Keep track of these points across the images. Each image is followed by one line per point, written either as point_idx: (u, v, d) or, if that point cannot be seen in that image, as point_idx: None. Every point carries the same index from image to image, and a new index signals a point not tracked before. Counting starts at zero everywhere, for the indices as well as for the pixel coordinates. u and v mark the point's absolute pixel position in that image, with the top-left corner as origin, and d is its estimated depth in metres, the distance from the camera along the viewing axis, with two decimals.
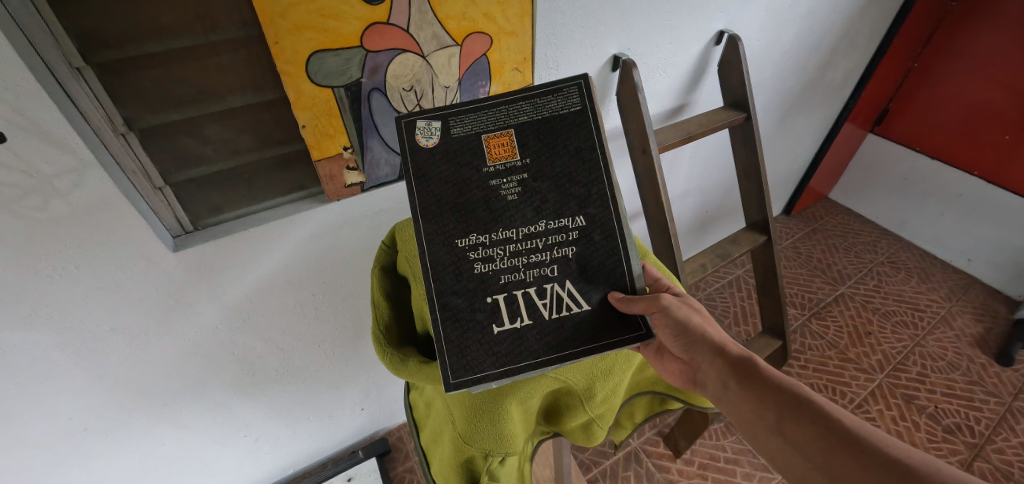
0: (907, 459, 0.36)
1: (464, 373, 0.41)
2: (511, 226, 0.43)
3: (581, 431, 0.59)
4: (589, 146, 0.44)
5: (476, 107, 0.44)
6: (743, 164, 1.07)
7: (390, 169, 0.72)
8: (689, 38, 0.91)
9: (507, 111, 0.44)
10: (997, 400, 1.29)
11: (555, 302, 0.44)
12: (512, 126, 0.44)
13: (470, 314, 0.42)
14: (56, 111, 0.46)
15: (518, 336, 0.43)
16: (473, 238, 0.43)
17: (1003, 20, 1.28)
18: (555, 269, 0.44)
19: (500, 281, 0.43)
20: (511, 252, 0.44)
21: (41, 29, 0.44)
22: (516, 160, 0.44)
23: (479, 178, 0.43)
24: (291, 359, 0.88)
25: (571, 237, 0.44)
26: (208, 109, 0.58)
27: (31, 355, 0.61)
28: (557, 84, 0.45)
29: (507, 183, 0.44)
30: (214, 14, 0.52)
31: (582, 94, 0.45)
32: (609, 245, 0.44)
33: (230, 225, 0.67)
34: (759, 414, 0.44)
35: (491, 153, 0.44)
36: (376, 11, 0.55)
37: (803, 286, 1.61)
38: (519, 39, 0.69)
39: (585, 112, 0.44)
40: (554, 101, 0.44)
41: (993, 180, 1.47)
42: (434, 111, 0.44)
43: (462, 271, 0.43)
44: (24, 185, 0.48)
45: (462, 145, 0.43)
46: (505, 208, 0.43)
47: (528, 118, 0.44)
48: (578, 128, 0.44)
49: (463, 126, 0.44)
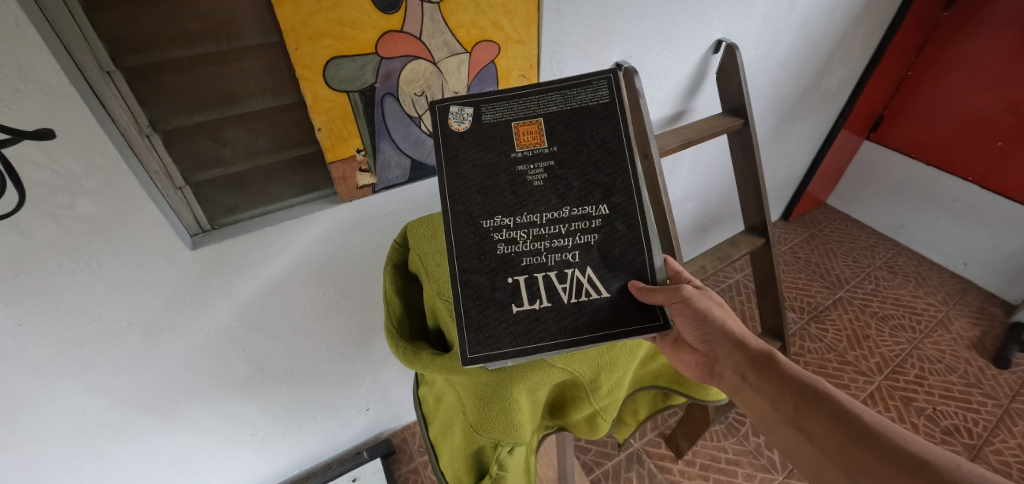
0: (926, 455, 0.38)
1: (482, 348, 0.44)
2: (535, 211, 0.46)
3: (586, 425, 0.61)
4: (615, 137, 0.46)
5: (508, 96, 0.46)
6: (742, 168, 1.10)
7: (401, 170, 0.74)
8: (688, 46, 0.94)
9: (538, 101, 0.46)
10: (995, 402, 1.31)
11: (574, 287, 0.46)
12: (541, 116, 0.46)
13: (491, 293, 0.45)
14: (86, 112, 0.48)
15: (537, 317, 0.45)
16: (497, 220, 0.45)
17: (993, 29, 1.32)
18: (577, 255, 0.46)
19: (521, 262, 0.46)
20: (534, 235, 0.46)
21: (74, 32, 0.46)
22: (543, 147, 0.46)
23: (508, 163, 0.46)
24: (301, 358, 0.90)
25: (594, 224, 0.46)
26: (228, 113, 0.61)
27: (54, 350, 0.63)
28: (588, 77, 0.47)
29: (534, 169, 0.46)
30: (237, 22, 0.55)
31: (610, 88, 0.47)
32: (632, 234, 0.46)
33: (246, 225, 0.69)
34: (777, 407, 0.46)
35: (520, 140, 0.46)
36: (391, 20, 0.58)
37: (802, 290, 1.63)
38: (526, 47, 0.72)
39: (613, 105, 0.46)
40: (583, 94, 0.47)
41: (988, 186, 1.50)
42: (467, 98, 0.46)
43: (485, 251, 0.45)
44: (53, 183, 0.50)
45: (494, 131, 0.46)
46: (530, 194, 0.46)
47: (558, 108, 0.46)
48: (605, 120, 0.46)
49: (494, 113, 0.46)
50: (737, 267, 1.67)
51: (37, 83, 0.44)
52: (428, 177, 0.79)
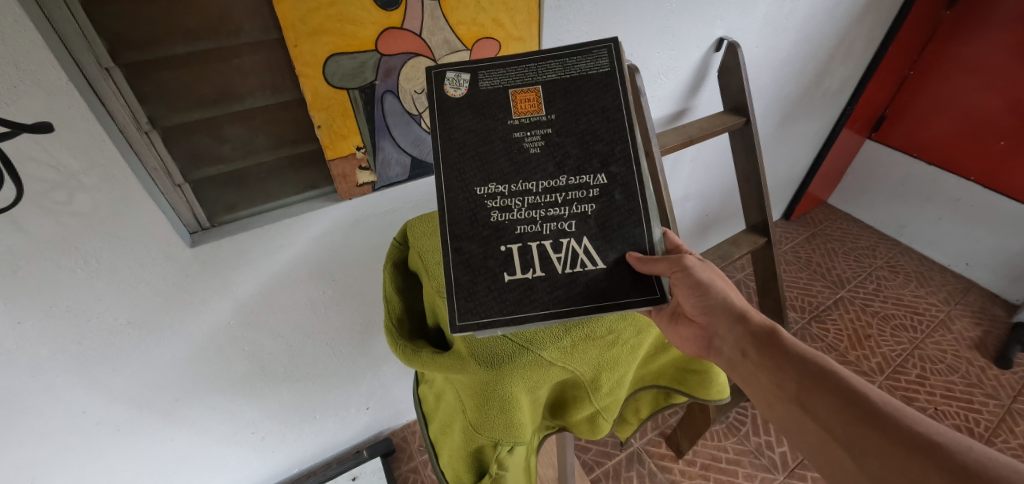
0: (935, 435, 0.37)
1: (470, 317, 0.43)
2: (531, 179, 0.45)
3: (586, 424, 0.60)
4: (616, 106, 0.46)
5: (507, 64, 0.46)
6: (743, 167, 1.09)
7: (401, 168, 0.74)
8: (690, 45, 0.94)
9: (536, 69, 0.46)
10: (997, 402, 1.30)
11: (569, 258, 0.45)
12: (539, 84, 0.46)
13: (483, 261, 0.45)
14: (85, 108, 0.48)
15: (529, 286, 0.45)
16: (492, 187, 0.45)
17: (996, 28, 1.32)
18: (572, 225, 0.46)
19: (515, 231, 0.45)
20: (530, 204, 0.45)
21: (72, 27, 0.46)
22: (541, 115, 0.46)
23: (504, 129, 0.46)
24: (301, 357, 0.90)
25: (591, 194, 0.45)
26: (227, 110, 0.60)
27: (53, 347, 0.63)
28: (588, 46, 0.47)
29: (531, 136, 0.46)
30: (236, 18, 0.54)
31: (611, 56, 0.46)
32: (630, 205, 0.45)
33: (245, 222, 0.69)
34: (780, 382, 0.46)
35: (517, 107, 0.46)
36: (391, 16, 0.58)
37: (803, 290, 1.63)
38: (526, 45, 0.72)
39: (614, 74, 0.46)
40: (583, 62, 0.46)
41: (990, 185, 1.49)
42: (465, 65, 0.46)
43: (478, 218, 0.45)
44: (51, 179, 0.50)
45: (491, 98, 0.46)
46: (527, 161, 0.45)
47: (556, 77, 0.46)
48: (605, 89, 0.46)
49: (491, 80, 0.46)
50: (738, 266, 1.68)
51: (35, 79, 0.44)
52: (429, 175, 0.79)
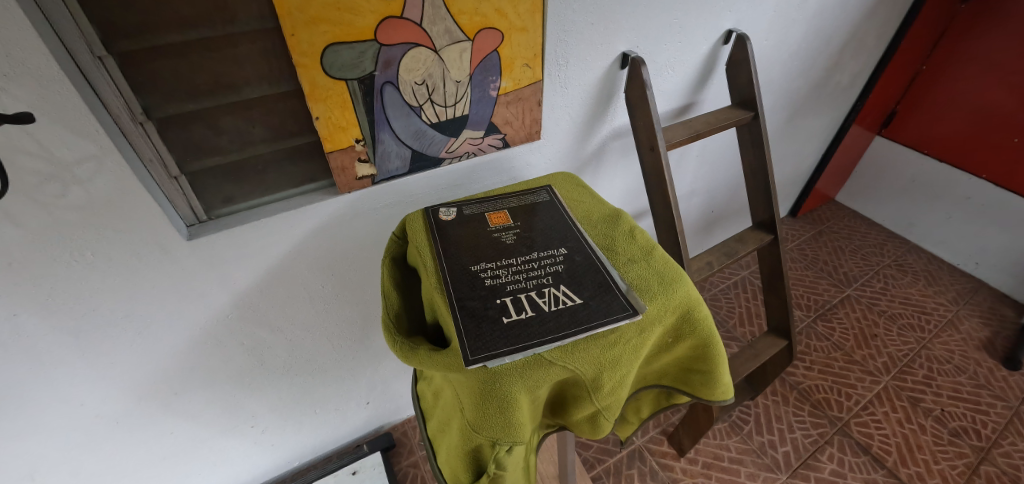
0: None
1: (480, 351, 0.46)
2: (512, 256, 0.58)
3: (588, 424, 0.59)
4: (555, 207, 0.67)
5: (481, 202, 0.69)
6: (750, 162, 1.08)
7: (401, 161, 0.73)
8: (697, 38, 0.92)
9: (502, 202, 0.69)
10: (1005, 404, 1.29)
11: (552, 299, 0.53)
12: (504, 209, 0.67)
13: (483, 311, 0.51)
14: (77, 98, 0.47)
15: (524, 323, 0.50)
16: (484, 264, 0.57)
17: (1011, 22, 1.28)
18: (549, 278, 0.55)
19: (505, 288, 0.54)
20: (513, 270, 0.57)
21: (63, 13, 0.44)
22: (511, 223, 0.64)
23: (486, 233, 0.62)
24: (301, 352, 0.89)
25: (558, 259, 0.58)
26: (224, 101, 0.58)
27: (49, 340, 0.63)
28: (533, 188, 0.72)
29: (506, 233, 0.62)
30: (233, 6, 0.53)
31: (548, 193, 0.71)
32: (588, 262, 0.57)
33: (243, 215, 0.68)
34: None
35: (492, 221, 0.65)
36: (390, 4, 0.56)
37: (809, 288, 1.61)
38: (530, 35, 0.70)
39: (552, 195, 0.70)
40: (531, 195, 0.71)
41: (1001, 183, 1.46)
42: (452, 204, 0.67)
43: (475, 283, 0.54)
44: (44, 171, 0.49)
45: (472, 218, 0.66)
46: (506, 247, 0.60)
47: (515, 204, 0.69)
48: (548, 206, 0.67)
49: (471, 209, 0.67)
50: (744, 263, 1.66)
51: (26, 68, 0.43)
52: (429, 168, 0.77)
